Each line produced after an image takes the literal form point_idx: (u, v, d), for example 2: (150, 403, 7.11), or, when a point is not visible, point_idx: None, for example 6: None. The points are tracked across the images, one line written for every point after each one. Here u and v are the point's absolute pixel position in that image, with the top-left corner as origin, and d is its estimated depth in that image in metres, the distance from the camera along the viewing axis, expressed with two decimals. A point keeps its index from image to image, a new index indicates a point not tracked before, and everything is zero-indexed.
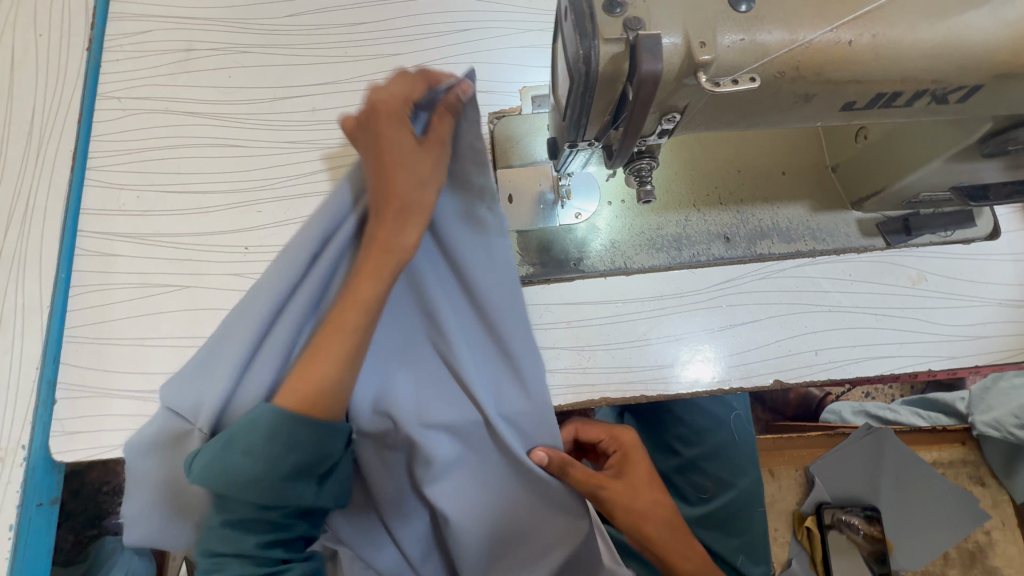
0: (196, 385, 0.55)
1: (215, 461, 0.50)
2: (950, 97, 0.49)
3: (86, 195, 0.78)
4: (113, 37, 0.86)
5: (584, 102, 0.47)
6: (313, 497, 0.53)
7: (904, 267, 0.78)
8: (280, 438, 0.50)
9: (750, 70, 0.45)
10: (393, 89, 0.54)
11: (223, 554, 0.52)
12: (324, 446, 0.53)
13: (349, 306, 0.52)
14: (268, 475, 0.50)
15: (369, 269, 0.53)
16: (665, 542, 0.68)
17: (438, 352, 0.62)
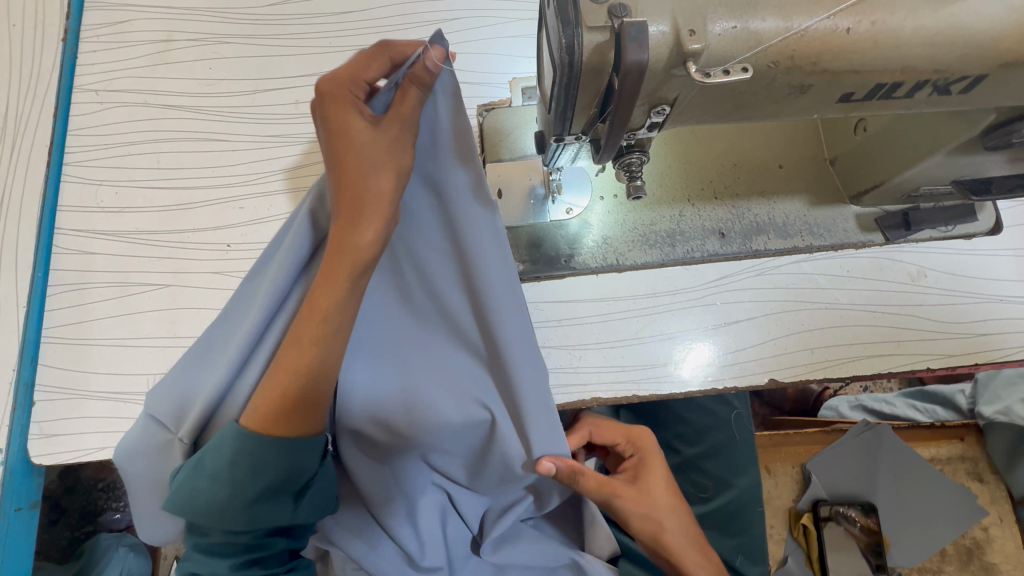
0: (186, 384, 0.54)
1: (187, 483, 0.49)
2: (952, 88, 0.46)
3: (64, 192, 0.76)
4: (89, 27, 0.83)
5: (568, 94, 0.44)
6: (291, 515, 0.52)
7: (904, 263, 0.76)
8: (242, 461, 0.48)
9: (742, 60, 0.43)
10: (350, 69, 0.51)
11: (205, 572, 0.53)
12: (298, 464, 0.50)
13: (307, 314, 0.49)
14: (238, 498, 0.48)
15: (330, 272, 0.49)
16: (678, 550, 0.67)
17: (439, 344, 0.63)
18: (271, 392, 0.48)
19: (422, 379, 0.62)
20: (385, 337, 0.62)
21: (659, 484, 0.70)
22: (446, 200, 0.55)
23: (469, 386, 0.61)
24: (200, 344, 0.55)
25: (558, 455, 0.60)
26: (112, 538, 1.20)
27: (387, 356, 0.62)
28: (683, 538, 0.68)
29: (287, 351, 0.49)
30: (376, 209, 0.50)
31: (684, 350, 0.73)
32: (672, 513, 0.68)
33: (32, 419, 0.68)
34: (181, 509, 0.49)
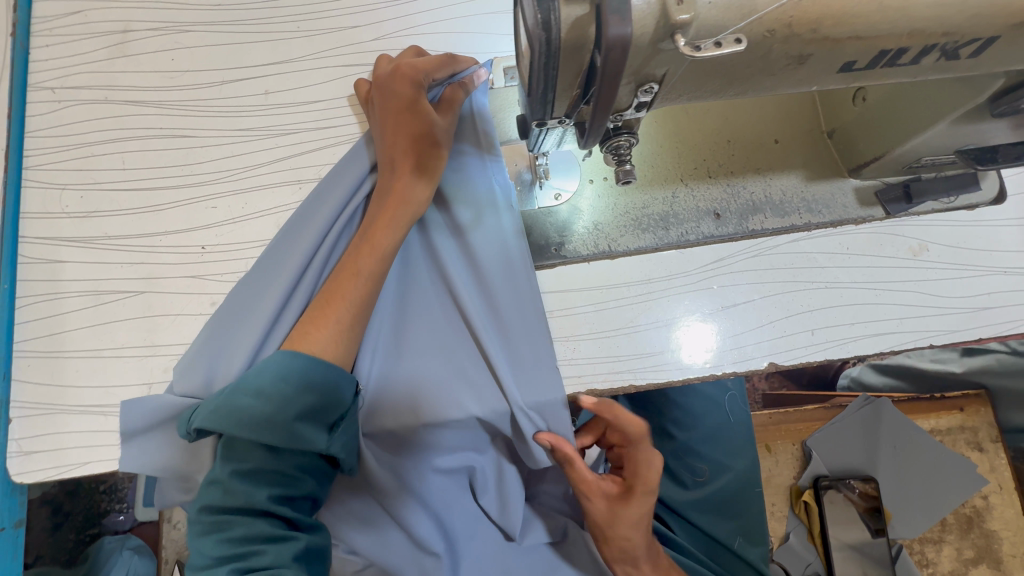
0: (214, 346, 0.63)
1: (227, 400, 0.53)
2: (961, 52, 0.43)
3: (27, 199, 0.73)
4: (40, 21, 0.78)
5: (548, 74, 0.40)
6: (325, 444, 0.55)
7: (905, 237, 0.73)
8: (291, 377, 0.54)
9: (735, 30, 0.38)
10: (423, 63, 0.62)
11: (228, 510, 0.53)
12: (335, 394, 0.56)
13: (367, 252, 0.60)
14: (281, 414, 0.53)
15: (383, 220, 0.62)
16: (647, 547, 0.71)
17: (454, 356, 0.65)
18: (323, 321, 0.58)
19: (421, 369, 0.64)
20: (395, 331, 0.66)
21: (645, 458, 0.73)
22: (463, 232, 0.69)
23: (465, 371, 0.65)
24: (228, 310, 0.64)
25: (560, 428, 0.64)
26: (116, 541, 1.19)
27: (397, 347, 0.66)
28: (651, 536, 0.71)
29: (343, 283, 0.59)
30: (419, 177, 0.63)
31: (686, 325, 0.71)
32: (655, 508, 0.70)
33: (10, 437, 0.66)
34: (218, 423, 0.52)
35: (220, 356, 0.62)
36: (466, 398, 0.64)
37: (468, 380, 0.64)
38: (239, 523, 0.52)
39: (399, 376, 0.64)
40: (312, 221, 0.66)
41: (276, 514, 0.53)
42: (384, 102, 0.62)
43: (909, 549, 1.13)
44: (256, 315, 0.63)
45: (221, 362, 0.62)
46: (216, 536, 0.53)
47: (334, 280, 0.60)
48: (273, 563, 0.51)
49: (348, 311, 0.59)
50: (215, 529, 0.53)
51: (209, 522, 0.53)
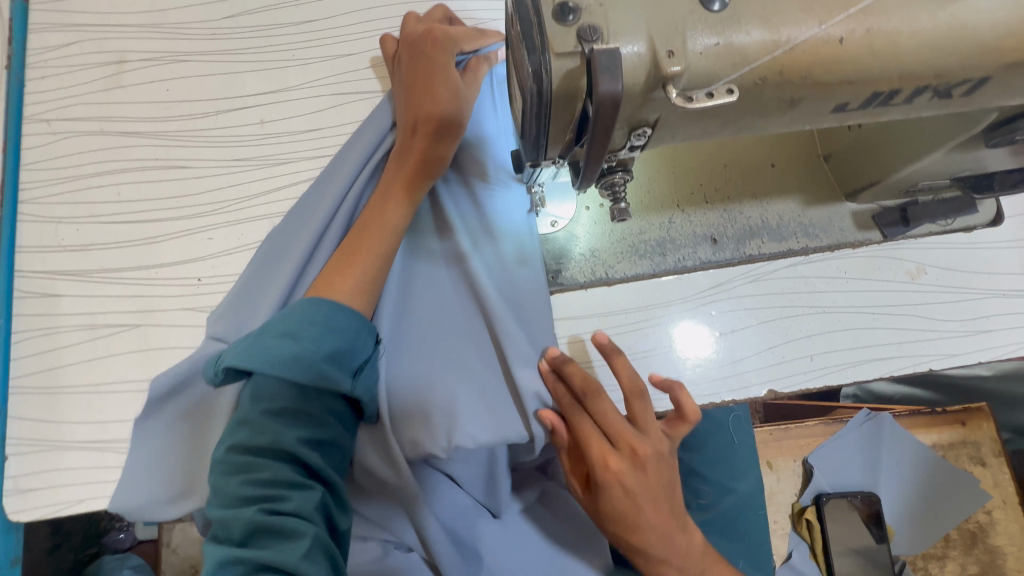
0: (245, 299, 0.65)
1: (255, 343, 0.53)
2: (955, 92, 0.43)
3: (22, 232, 0.73)
4: (35, 52, 0.78)
5: (540, 121, 0.40)
6: (350, 386, 0.54)
7: (902, 261, 0.73)
8: (318, 322, 0.54)
9: (727, 80, 0.38)
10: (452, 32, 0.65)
11: (257, 449, 0.50)
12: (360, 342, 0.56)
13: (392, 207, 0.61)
14: (312, 352, 0.53)
15: (407, 175, 0.62)
16: (671, 534, 0.60)
17: (471, 349, 0.64)
18: (348, 271, 0.59)
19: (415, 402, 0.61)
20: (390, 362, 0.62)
21: (648, 418, 0.60)
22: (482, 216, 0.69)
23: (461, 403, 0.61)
24: (257, 266, 0.66)
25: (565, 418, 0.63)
26: (116, 561, 1.18)
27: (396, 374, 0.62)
28: (671, 521, 0.60)
29: (367, 236, 0.60)
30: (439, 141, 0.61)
31: (681, 346, 0.71)
32: (660, 484, 0.59)
33: (6, 474, 0.66)
34: (253, 360, 0.52)
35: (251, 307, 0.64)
36: (479, 395, 0.62)
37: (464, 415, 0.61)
38: (266, 465, 0.49)
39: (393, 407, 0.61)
40: (336, 180, 0.68)
41: (303, 459, 0.51)
42: (415, 62, 0.63)
43: (913, 565, 1.12)
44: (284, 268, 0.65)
45: (250, 314, 0.64)
46: (237, 477, 0.49)
47: (357, 234, 0.61)
48: (295, 511, 0.48)
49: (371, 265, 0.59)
50: (237, 469, 0.49)
51: (235, 464, 0.50)
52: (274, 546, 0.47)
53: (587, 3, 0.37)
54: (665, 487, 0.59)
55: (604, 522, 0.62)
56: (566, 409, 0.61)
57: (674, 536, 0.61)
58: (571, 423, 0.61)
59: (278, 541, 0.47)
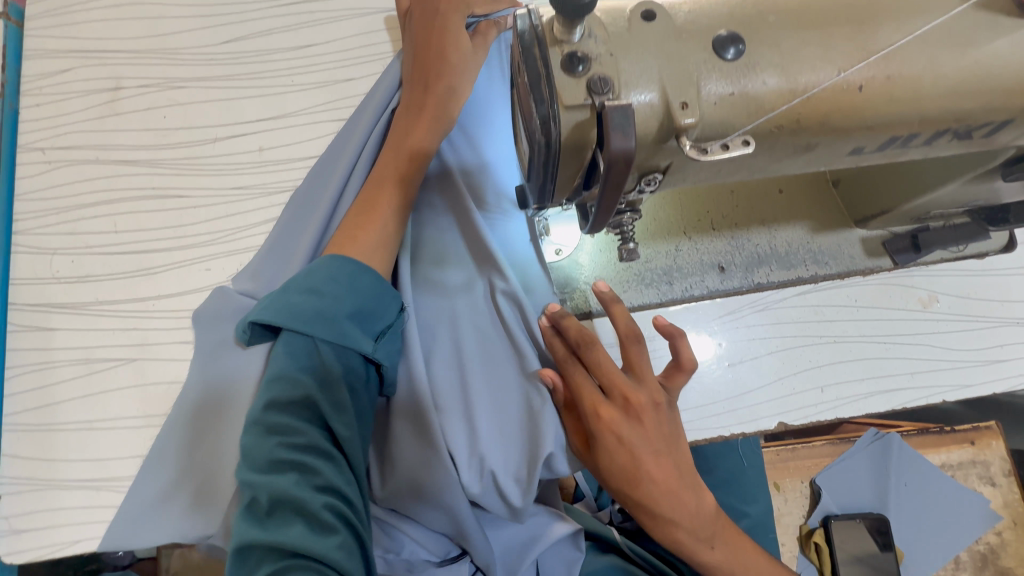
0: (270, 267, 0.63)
1: (278, 298, 0.51)
2: (975, 134, 0.42)
3: (16, 264, 0.71)
4: (29, 79, 0.77)
5: (548, 170, 0.39)
6: (372, 348, 0.52)
7: (913, 288, 0.72)
8: (341, 279, 0.52)
9: (742, 130, 0.36)
10: None
11: (291, 411, 0.47)
12: (383, 302, 0.54)
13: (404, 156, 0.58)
14: (334, 308, 0.50)
15: (419, 127, 0.59)
16: (680, 494, 0.54)
17: (487, 359, 0.62)
18: (366, 222, 0.56)
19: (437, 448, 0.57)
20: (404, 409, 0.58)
21: (643, 364, 0.55)
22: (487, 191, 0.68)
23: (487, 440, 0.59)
24: (279, 236, 0.65)
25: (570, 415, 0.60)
26: None
27: (414, 419, 0.58)
28: (678, 479, 0.54)
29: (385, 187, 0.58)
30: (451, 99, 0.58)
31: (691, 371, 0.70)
32: (659, 436, 0.54)
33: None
34: (285, 315, 0.49)
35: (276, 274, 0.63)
36: (490, 402, 0.61)
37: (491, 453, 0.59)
38: (304, 431, 0.47)
39: (412, 445, 0.58)
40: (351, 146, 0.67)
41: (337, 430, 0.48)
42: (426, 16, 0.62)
43: None
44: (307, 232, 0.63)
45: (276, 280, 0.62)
46: (272, 439, 0.46)
47: (371, 188, 0.58)
48: (327, 485, 0.46)
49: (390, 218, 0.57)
50: (272, 431, 0.46)
51: (272, 423, 0.47)
52: (302, 521, 0.44)
53: (597, 52, 0.35)
54: (666, 440, 0.55)
55: (604, 481, 0.57)
56: (558, 358, 0.58)
57: (684, 497, 0.55)
58: (565, 373, 0.57)
59: (312, 522, 0.44)
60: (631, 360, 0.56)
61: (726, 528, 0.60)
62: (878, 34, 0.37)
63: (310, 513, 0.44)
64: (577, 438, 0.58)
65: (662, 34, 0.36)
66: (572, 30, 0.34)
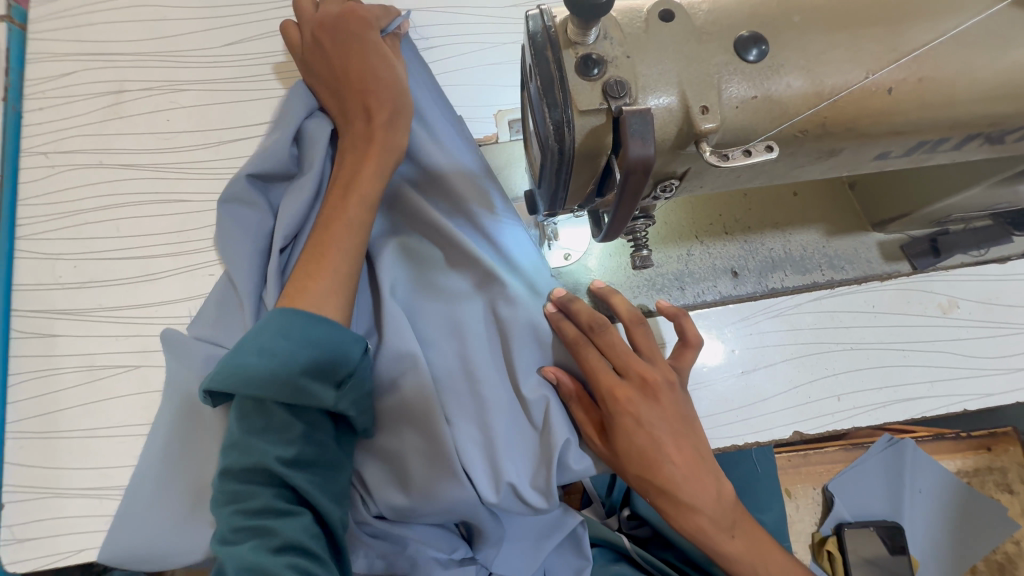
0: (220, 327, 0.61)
1: (225, 367, 0.47)
2: (1007, 137, 0.40)
3: (19, 269, 0.71)
4: (32, 82, 0.76)
5: (561, 177, 0.37)
6: (332, 400, 0.49)
7: (933, 293, 0.69)
8: (294, 335, 0.49)
9: (765, 136, 0.35)
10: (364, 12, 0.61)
11: (251, 480, 0.47)
12: (339, 350, 0.50)
13: (354, 200, 0.56)
14: (285, 368, 0.47)
15: (364, 167, 0.57)
16: (699, 476, 0.54)
17: (493, 362, 0.59)
18: (319, 271, 0.53)
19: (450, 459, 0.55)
20: (414, 423, 0.57)
21: (651, 348, 0.57)
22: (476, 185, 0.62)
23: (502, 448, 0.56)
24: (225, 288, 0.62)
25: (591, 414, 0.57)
26: None
27: (425, 431, 0.56)
28: (695, 462, 0.54)
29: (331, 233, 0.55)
30: (397, 117, 0.59)
31: (704, 376, 0.67)
32: (676, 416, 0.55)
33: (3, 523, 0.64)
34: (230, 383, 0.47)
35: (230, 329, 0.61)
36: (495, 411, 0.57)
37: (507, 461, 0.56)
38: (261, 494, 0.46)
39: (423, 452, 0.56)
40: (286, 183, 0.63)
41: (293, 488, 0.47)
42: (340, 50, 0.60)
43: None
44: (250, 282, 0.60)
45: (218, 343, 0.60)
46: (230, 505, 0.47)
47: (320, 232, 0.55)
48: (286, 544, 0.45)
49: (343, 258, 0.54)
50: (228, 499, 0.47)
51: (231, 491, 0.47)
52: None
53: (613, 55, 0.34)
54: (681, 420, 0.55)
55: (623, 470, 0.55)
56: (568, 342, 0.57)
57: (705, 480, 0.54)
58: (578, 356, 0.56)
59: None
60: (638, 344, 0.58)
61: (742, 517, 0.58)
62: (910, 34, 0.35)
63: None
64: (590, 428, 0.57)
65: (681, 35, 0.34)
66: (588, 31, 0.33)
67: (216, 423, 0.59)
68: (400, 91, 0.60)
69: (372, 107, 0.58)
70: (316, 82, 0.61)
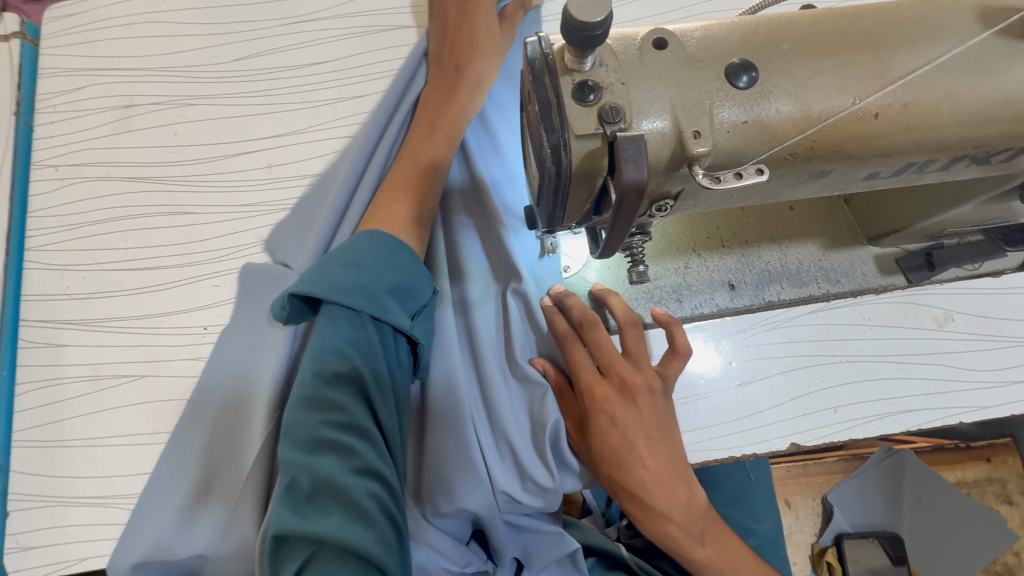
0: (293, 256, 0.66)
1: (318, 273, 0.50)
2: (993, 159, 0.41)
3: (28, 280, 0.72)
4: (44, 97, 0.78)
5: (559, 196, 0.38)
6: (410, 324, 0.51)
7: (928, 307, 0.70)
8: (380, 256, 0.52)
9: (756, 159, 0.36)
10: None
11: (336, 390, 0.46)
12: (416, 280, 0.53)
13: (431, 138, 0.61)
14: (373, 282, 0.50)
15: (450, 114, 0.62)
16: (670, 483, 0.56)
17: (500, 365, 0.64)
18: (396, 201, 0.58)
19: (472, 459, 0.59)
20: (439, 426, 0.60)
21: (640, 352, 0.61)
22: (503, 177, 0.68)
23: (517, 442, 0.61)
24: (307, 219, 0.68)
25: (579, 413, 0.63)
26: None
27: (448, 434, 0.60)
28: (667, 469, 0.57)
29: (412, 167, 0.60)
30: (480, 88, 0.64)
31: (703, 388, 0.68)
32: (654, 420, 0.58)
33: (8, 531, 0.64)
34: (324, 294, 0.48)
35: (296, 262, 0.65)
36: (504, 407, 0.62)
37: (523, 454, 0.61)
38: (349, 406, 0.46)
39: (445, 454, 0.60)
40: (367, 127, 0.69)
41: (377, 406, 0.47)
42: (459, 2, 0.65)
43: None
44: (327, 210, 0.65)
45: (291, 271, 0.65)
46: (315, 415, 0.46)
47: (402, 167, 0.61)
48: (369, 461, 0.45)
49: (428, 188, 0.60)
50: (317, 407, 0.46)
51: (316, 396, 0.46)
52: (338, 509, 0.43)
53: (609, 81, 0.35)
54: (657, 426, 0.58)
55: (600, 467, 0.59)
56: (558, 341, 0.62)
57: (676, 488, 0.57)
58: (568, 353, 0.61)
59: (352, 507, 0.43)
60: (629, 347, 0.62)
61: (717, 527, 0.61)
62: (894, 61, 0.36)
63: (353, 498, 0.43)
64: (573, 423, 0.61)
65: (674, 62, 0.35)
66: (583, 60, 0.34)
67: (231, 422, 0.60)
68: (493, 47, 0.64)
69: (462, 72, 0.63)
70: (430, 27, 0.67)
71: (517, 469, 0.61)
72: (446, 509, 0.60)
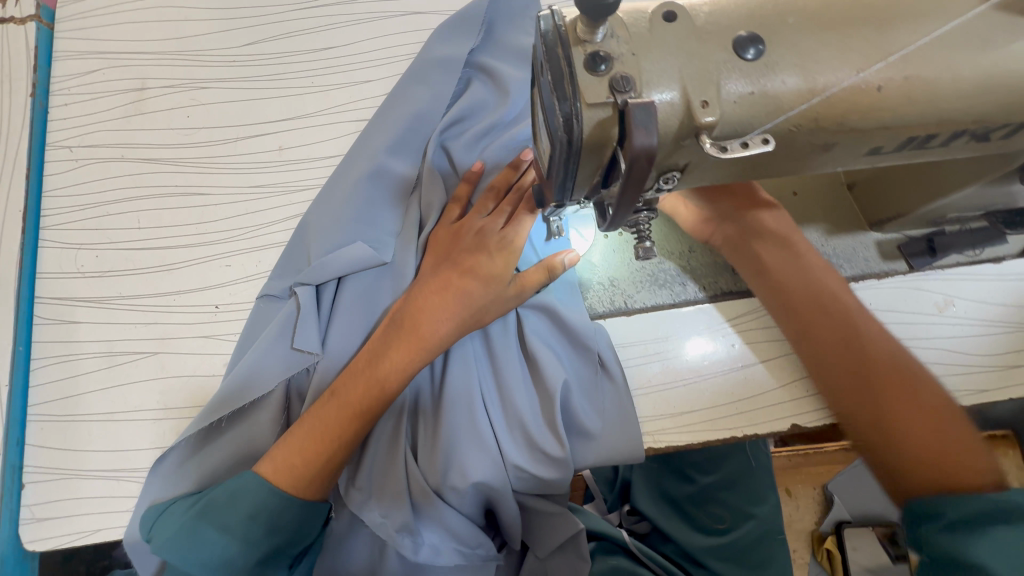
0: (282, 273, 0.68)
1: None
2: (993, 135, 0.42)
3: (43, 258, 0.73)
4: (59, 79, 0.79)
5: (569, 166, 0.39)
6: None
7: (929, 292, 0.71)
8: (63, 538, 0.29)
9: (762, 129, 0.37)
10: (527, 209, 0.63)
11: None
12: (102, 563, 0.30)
13: (440, 292, 0.62)
14: None
15: (461, 274, 0.63)
16: (845, 346, 0.59)
17: (516, 352, 0.68)
18: (397, 351, 0.61)
19: (483, 434, 0.64)
20: (451, 402, 0.65)
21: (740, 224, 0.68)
22: None
23: (527, 418, 0.65)
24: (298, 233, 0.70)
25: (587, 395, 0.68)
26: None
27: (458, 414, 0.64)
28: (839, 335, 0.60)
29: (416, 317, 0.62)
30: (491, 264, 0.63)
31: (703, 369, 0.69)
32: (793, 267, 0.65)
33: (23, 502, 0.66)
34: None
35: (287, 279, 0.68)
36: (517, 392, 0.66)
37: (532, 426, 0.65)
38: None
39: (455, 433, 0.64)
40: (359, 160, 0.71)
41: None
42: (488, 226, 0.64)
43: None
44: (319, 237, 0.67)
45: (281, 294, 0.67)
46: None
47: (407, 308, 0.63)
48: None
49: (430, 338, 0.61)
50: None
51: None
52: None
53: (619, 52, 0.36)
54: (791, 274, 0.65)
55: (805, 342, 0.62)
56: (727, 215, 0.68)
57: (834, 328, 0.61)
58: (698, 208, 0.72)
59: None
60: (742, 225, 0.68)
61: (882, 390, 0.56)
62: (897, 34, 0.37)
63: None
64: (779, 292, 0.64)
65: (683, 34, 0.37)
66: (596, 30, 0.35)
67: (257, 406, 0.66)
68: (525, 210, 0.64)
69: (480, 241, 0.64)
70: (454, 214, 0.68)
71: (527, 443, 0.65)
72: (457, 478, 0.62)
